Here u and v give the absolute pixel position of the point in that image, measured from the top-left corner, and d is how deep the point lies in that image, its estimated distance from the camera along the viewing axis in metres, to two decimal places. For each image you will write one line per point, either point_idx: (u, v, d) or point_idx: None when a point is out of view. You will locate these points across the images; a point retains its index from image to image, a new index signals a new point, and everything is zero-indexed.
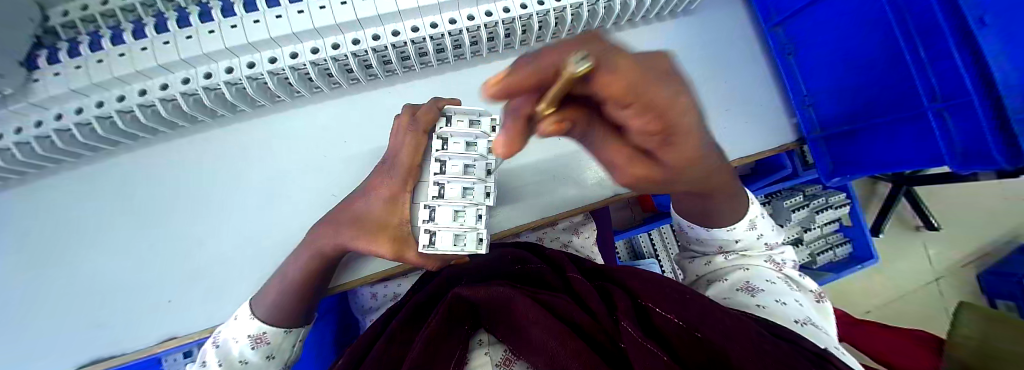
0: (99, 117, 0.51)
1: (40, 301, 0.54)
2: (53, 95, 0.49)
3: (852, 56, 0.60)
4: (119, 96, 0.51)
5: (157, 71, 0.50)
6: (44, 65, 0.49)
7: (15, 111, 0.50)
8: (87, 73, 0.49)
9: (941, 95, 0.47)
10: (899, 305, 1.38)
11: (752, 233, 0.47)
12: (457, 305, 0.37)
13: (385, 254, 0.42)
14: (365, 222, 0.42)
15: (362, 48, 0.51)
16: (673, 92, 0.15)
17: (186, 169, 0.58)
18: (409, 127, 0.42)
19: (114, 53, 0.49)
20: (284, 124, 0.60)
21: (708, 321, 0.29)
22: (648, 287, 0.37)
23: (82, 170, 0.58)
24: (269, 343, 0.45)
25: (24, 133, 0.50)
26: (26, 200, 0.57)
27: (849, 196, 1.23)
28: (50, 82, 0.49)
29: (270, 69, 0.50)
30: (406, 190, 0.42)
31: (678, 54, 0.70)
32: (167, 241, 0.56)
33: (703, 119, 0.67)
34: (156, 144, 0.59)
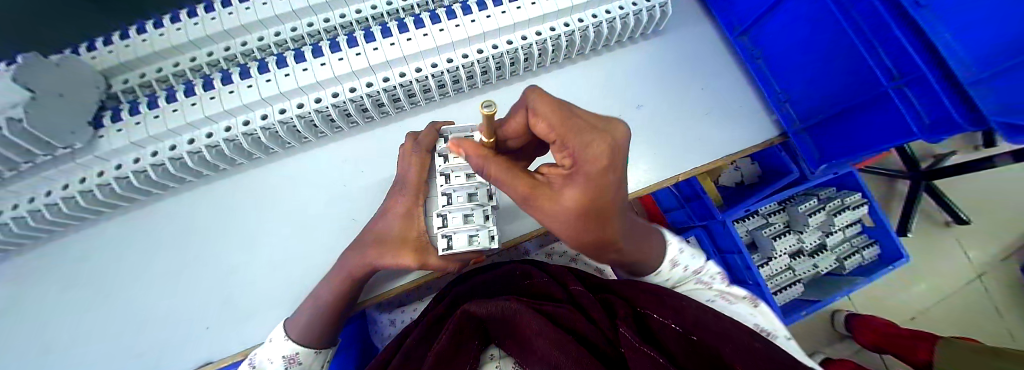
0: (153, 164, 0.58)
1: (84, 337, 0.58)
2: (116, 148, 0.56)
3: (814, 51, 0.63)
4: (171, 144, 0.59)
5: (204, 121, 0.57)
6: (108, 123, 0.57)
7: (82, 163, 0.57)
8: (147, 126, 0.56)
9: (899, 73, 0.50)
10: (945, 307, 1.28)
11: (677, 270, 0.47)
12: (467, 322, 0.38)
13: (409, 264, 0.45)
14: (385, 241, 0.46)
15: (375, 89, 0.57)
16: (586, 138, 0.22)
17: (222, 206, 0.64)
18: (414, 149, 0.47)
19: (167, 109, 0.57)
20: (306, 161, 0.66)
21: (701, 325, 0.32)
22: (643, 294, 0.37)
23: (133, 214, 0.65)
24: (299, 363, 0.51)
25: (87, 183, 0.58)
26: (82, 243, 0.63)
27: (865, 195, 1.18)
28: (114, 137, 0.56)
29: (297, 113, 0.57)
30: (418, 204, 0.46)
31: (665, 69, 0.74)
32: (204, 272, 0.61)
33: (695, 127, 0.70)
34: (199, 186, 0.66)
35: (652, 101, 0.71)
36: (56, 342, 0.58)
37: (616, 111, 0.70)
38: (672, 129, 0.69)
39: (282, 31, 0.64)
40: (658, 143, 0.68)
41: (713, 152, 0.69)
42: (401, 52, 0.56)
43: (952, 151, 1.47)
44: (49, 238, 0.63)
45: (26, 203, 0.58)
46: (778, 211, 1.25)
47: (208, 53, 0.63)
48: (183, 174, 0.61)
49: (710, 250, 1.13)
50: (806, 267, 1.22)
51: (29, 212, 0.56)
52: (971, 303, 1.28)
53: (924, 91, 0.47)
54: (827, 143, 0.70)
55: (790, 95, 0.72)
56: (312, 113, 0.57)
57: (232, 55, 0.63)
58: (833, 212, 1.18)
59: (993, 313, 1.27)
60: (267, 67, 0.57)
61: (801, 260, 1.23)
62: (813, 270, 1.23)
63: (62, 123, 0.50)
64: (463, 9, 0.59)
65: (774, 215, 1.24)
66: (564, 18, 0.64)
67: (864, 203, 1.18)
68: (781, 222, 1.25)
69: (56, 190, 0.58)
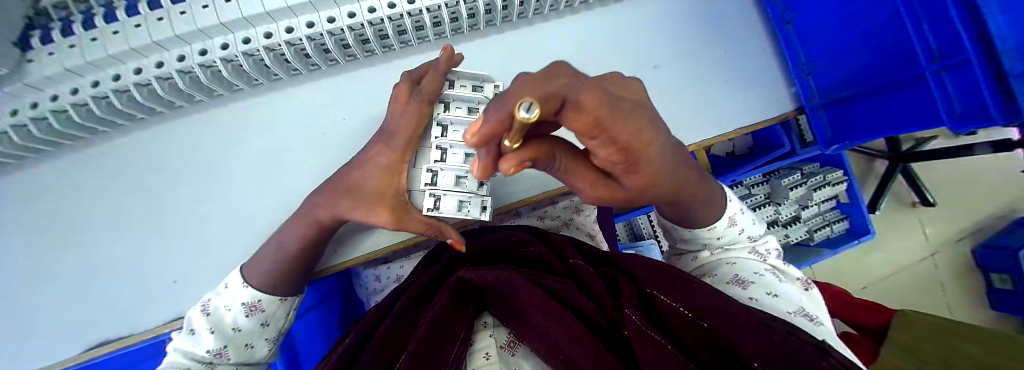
0: (95, 96, 0.49)
1: (47, 285, 0.54)
2: (48, 76, 0.47)
3: (858, 19, 0.57)
4: (93, 81, 0.49)
5: (131, 55, 0.47)
6: (36, 45, 0.46)
7: (11, 92, 0.47)
8: (85, 50, 0.46)
9: (941, 54, 0.46)
10: (894, 280, 1.41)
11: (732, 230, 0.44)
12: (461, 288, 0.37)
13: (384, 223, 0.40)
14: (361, 193, 0.40)
15: (358, 22, 0.48)
16: (636, 127, 0.15)
17: (185, 151, 0.57)
18: (411, 97, 0.40)
19: (107, 31, 0.46)
20: (277, 105, 0.58)
21: (713, 311, 0.28)
22: (656, 276, 0.36)
23: (70, 159, 0.56)
24: (263, 311, 0.44)
25: (19, 115, 0.48)
26: (23, 184, 0.55)
27: (846, 173, 1.22)
28: (43, 63, 0.46)
29: (265, 44, 0.47)
30: (404, 160, 0.41)
31: (693, 25, 0.65)
32: (172, 223, 0.56)
33: (713, 94, 0.65)
34: (141, 132, 0.57)
35: (671, 64, 0.64)
36: (17, 289, 0.54)
37: (630, 72, 0.63)
38: (687, 94, 0.64)
39: None
40: (670, 109, 0.63)
41: (725, 122, 0.65)
42: None
43: (937, 135, 1.50)
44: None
45: None
46: (761, 182, 1.25)
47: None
48: (135, 109, 0.53)
49: None
50: (778, 237, 1.25)
51: None
52: (917, 277, 1.41)
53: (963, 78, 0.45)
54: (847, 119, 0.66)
55: (817, 68, 0.65)
56: (282, 46, 0.48)
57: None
58: (814, 186, 1.21)
59: (935, 286, 1.40)
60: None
61: (775, 230, 1.25)
62: (784, 239, 1.26)
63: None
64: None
65: (757, 186, 1.25)
66: None
67: (843, 180, 1.21)
68: (762, 193, 1.26)
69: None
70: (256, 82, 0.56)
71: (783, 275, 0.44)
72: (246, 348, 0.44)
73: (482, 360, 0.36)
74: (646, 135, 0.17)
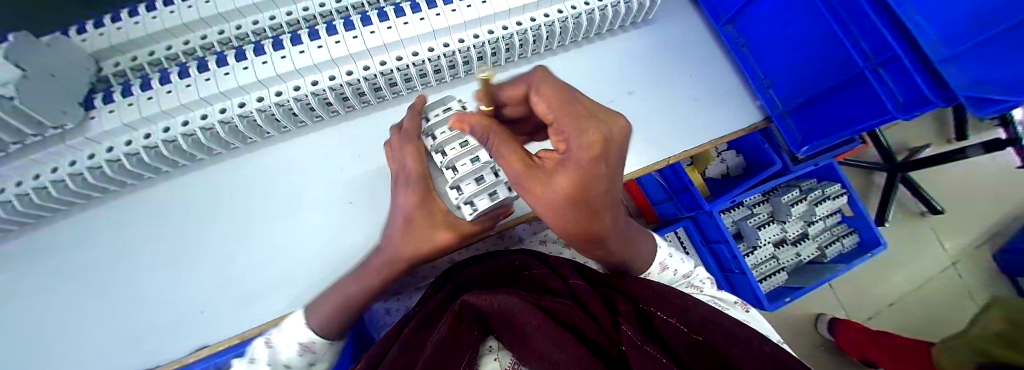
0: (146, 147, 0.53)
1: (64, 332, 0.54)
2: (106, 131, 0.51)
3: (796, 39, 0.63)
4: (146, 133, 0.54)
5: (181, 109, 0.52)
6: (99, 105, 0.52)
7: (72, 145, 0.52)
8: (142, 107, 0.52)
9: (873, 55, 0.51)
10: (921, 293, 1.34)
11: (666, 273, 0.50)
12: (464, 311, 0.37)
13: (449, 241, 0.43)
14: (410, 227, 0.43)
15: (373, 73, 0.54)
16: (581, 124, 0.21)
17: (215, 194, 0.61)
18: (402, 139, 0.45)
19: (162, 91, 0.52)
20: (293, 150, 0.63)
21: (708, 327, 0.31)
22: (651, 293, 0.38)
23: (101, 209, 0.60)
24: (313, 351, 0.46)
25: (75, 165, 0.52)
26: (64, 233, 0.58)
27: (843, 185, 1.22)
28: (105, 120, 0.52)
29: (293, 96, 0.53)
30: (430, 189, 0.43)
31: (670, 56, 0.73)
32: (197, 260, 0.57)
33: (699, 110, 0.70)
34: (177, 177, 0.61)
35: (651, 91, 0.70)
36: (30, 338, 0.54)
37: (611, 97, 0.68)
38: (673, 114, 0.68)
39: (277, 15, 0.60)
40: (655, 130, 0.67)
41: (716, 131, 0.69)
42: (398, 36, 0.54)
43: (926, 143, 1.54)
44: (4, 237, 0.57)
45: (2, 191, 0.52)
46: (762, 201, 1.27)
47: (182, 43, 0.58)
48: (175, 157, 0.57)
49: (698, 239, 1.13)
50: (789, 255, 1.24)
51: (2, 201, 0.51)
52: (945, 288, 1.34)
53: (901, 76, 0.49)
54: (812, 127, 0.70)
55: (775, 82, 0.71)
56: (310, 97, 0.54)
57: (211, 43, 0.58)
58: (814, 202, 1.21)
59: (966, 298, 1.33)
60: (263, 49, 0.54)
61: (785, 249, 1.25)
62: (796, 258, 1.25)
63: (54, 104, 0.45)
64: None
65: (758, 205, 1.26)
66: (559, 5, 0.62)
67: (842, 192, 1.22)
68: (765, 212, 1.26)
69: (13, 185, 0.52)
70: (280, 130, 0.62)
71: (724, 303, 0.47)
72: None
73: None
74: (607, 130, 0.21)
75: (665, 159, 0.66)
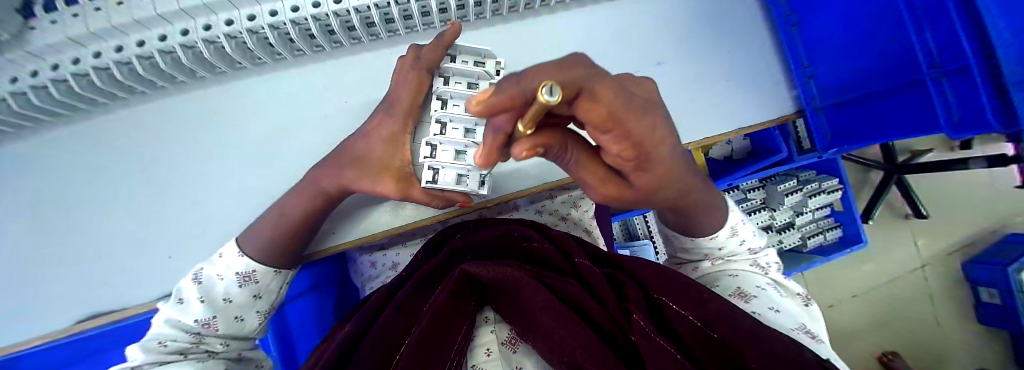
0: (96, 67, 0.46)
1: (45, 257, 0.53)
2: (48, 44, 0.44)
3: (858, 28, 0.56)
4: (94, 52, 0.46)
5: (134, 26, 0.44)
6: (38, 13, 0.44)
7: (11, 60, 0.44)
8: (88, 19, 0.43)
9: (940, 62, 0.46)
10: (883, 290, 1.43)
11: (734, 240, 0.44)
12: (462, 281, 0.37)
13: (390, 193, 0.40)
14: (366, 165, 0.39)
15: (363, 4, 0.46)
16: (649, 122, 0.15)
17: (184, 130, 0.54)
18: (411, 64, 0.39)
19: (109, 1, 0.44)
20: (271, 87, 0.55)
21: (724, 321, 0.28)
22: (660, 278, 0.36)
23: (59, 133, 0.54)
24: (257, 282, 0.42)
25: (18, 83, 0.45)
26: (23, 156, 0.53)
27: (841, 180, 1.22)
28: (46, 32, 0.44)
29: (269, 22, 0.45)
30: (407, 131, 0.40)
31: (716, 23, 0.62)
32: (168, 201, 0.54)
33: (734, 93, 0.62)
34: (139, 105, 0.54)
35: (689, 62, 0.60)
36: (10, 258, 0.52)
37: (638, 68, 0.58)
38: (709, 97, 0.60)
39: None
40: (689, 109, 0.60)
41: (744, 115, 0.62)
42: None
43: (932, 149, 1.52)
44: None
45: None
46: (757, 188, 1.25)
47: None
48: (136, 82, 0.50)
49: None
50: (773, 242, 1.26)
51: None
52: (906, 288, 1.43)
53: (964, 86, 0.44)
54: (848, 123, 0.65)
55: (818, 71, 0.63)
56: (287, 25, 0.46)
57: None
58: (809, 194, 1.21)
59: (922, 297, 1.43)
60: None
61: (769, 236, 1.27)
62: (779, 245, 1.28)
63: None
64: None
65: (753, 192, 1.25)
66: None
67: (839, 188, 1.21)
68: (758, 199, 1.27)
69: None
70: (255, 63, 0.54)
71: (784, 291, 0.43)
72: (236, 321, 0.41)
73: (483, 356, 0.35)
74: (659, 133, 0.16)
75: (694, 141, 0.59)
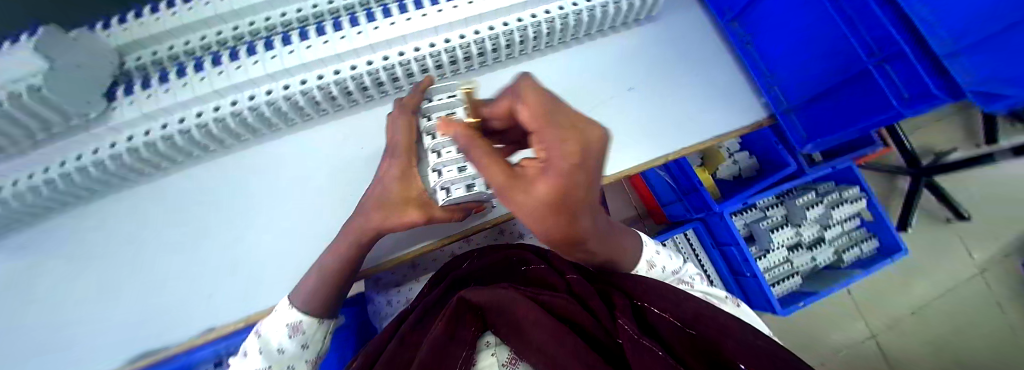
0: (163, 137, 0.52)
1: (87, 313, 0.55)
2: (128, 120, 0.51)
3: (799, 36, 0.58)
4: (163, 124, 0.53)
5: (195, 101, 0.52)
6: (119, 96, 0.52)
7: (94, 134, 0.52)
8: (159, 99, 0.51)
9: (878, 49, 0.47)
10: (946, 303, 1.29)
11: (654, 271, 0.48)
12: (461, 306, 0.38)
13: (417, 220, 0.42)
14: (385, 203, 0.43)
15: (374, 68, 0.54)
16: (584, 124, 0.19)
17: (227, 184, 0.61)
18: (399, 113, 0.46)
19: (178, 83, 0.52)
20: (301, 143, 0.63)
21: (703, 320, 0.32)
22: (647, 287, 0.38)
23: (122, 197, 0.60)
24: (303, 333, 0.45)
25: (96, 154, 0.51)
26: (83, 221, 0.59)
27: (862, 188, 1.16)
28: (126, 111, 0.51)
29: (300, 89, 0.53)
30: (412, 165, 0.44)
31: (691, 51, 0.69)
32: (210, 247, 0.58)
33: (717, 104, 0.66)
34: (190, 167, 0.62)
35: (666, 85, 0.65)
36: (57, 318, 0.55)
37: (611, 94, 0.64)
38: (700, 114, 0.64)
39: (272, 16, 0.57)
40: (678, 126, 0.63)
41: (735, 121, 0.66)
42: (400, 32, 0.53)
43: (955, 147, 1.46)
44: (28, 221, 0.58)
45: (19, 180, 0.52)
46: (775, 205, 1.21)
47: (201, 37, 0.55)
48: (192, 146, 0.57)
49: (708, 243, 1.13)
50: (805, 260, 1.18)
51: (18, 191, 0.51)
52: (971, 298, 1.29)
53: (906, 69, 0.45)
54: (815, 123, 0.65)
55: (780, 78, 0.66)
56: (314, 91, 0.53)
57: (226, 38, 0.56)
58: (830, 206, 1.15)
59: (992, 308, 1.28)
60: (273, 44, 0.53)
61: (800, 253, 1.18)
62: (811, 263, 1.19)
63: (80, 92, 0.46)
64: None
65: (772, 208, 1.20)
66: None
67: (861, 196, 1.16)
68: (779, 215, 1.20)
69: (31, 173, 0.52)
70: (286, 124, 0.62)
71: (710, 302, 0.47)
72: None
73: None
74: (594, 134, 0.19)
75: (674, 152, 0.62)
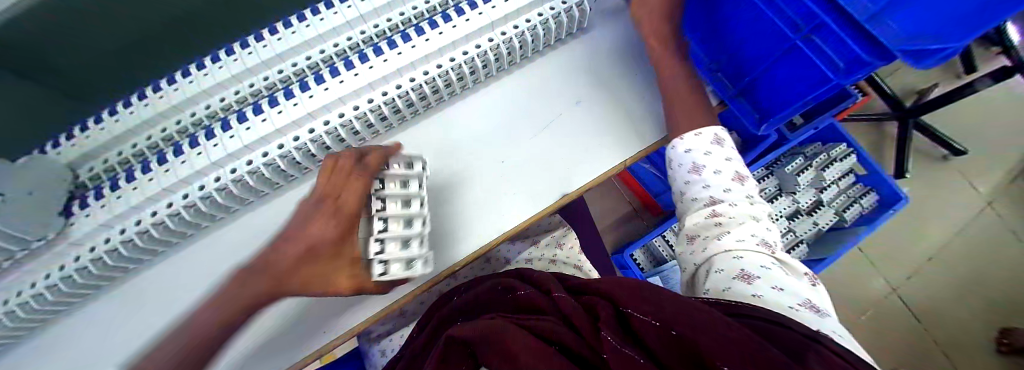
0: (126, 239, 0.53)
1: None
2: (86, 232, 0.52)
3: (729, 20, 0.59)
4: (122, 228, 0.53)
5: (163, 194, 0.53)
6: (77, 209, 0.52)
7: (60, 251, 0.52)
8: (113, 206, 0.52)
9: (801, 23, 0.48)
10: (961, 242, 1.26)
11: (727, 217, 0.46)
12: (450, 342, 0.42)
13: (345, 288, 0.42)
14: (314, 254, 0.41)
15: (332, 127, 0.55)
16: None
17: (198, 272, 0.59)
18: (335, 174, 0.44)
19: (143, 180, 0.53)
20: (269, 215, 0.63)
21: (680, 319, 0.30)
22: (627, 293, 0.39)
23: (95, 308, 0.58)
24: None
25: (64, 269, 0.52)
26: (45, 343, 0.56)
27: (850, 145, 1.17)
28: (86, 224, 0.52)
29: (264, 162, 0.54)
30: (353, 231, 0.44)
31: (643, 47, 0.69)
32: None
33: None
34: (158, 264, 0.60)
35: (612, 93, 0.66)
36: None
37: (560, 110, 0.64)
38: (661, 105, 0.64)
39: (228, 95, 0.58)
40: (634, 127, 0.64)
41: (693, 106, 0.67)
42: (351, 88, 0.53)
43: (934, 85, 1.46)
44: None
45: None
46: (766, 176, 1.19)
47: (165, 128, 0.58)
48: (167, 237, 0.57)
49: None
50: (807, 226, 1.15)
51: None
52: (983, 232, 1.26)
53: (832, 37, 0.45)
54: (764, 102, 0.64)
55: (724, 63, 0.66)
56: (278, 160, 0.54)
57: (190, 124, 0.58)
58: (821, 167, 1.16)
59: (1001, 239, 1.26)
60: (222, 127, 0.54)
61: (801, 220, 1.15)
62: (814, 228, 1.15)
63: (33, 216, 0.46)
64: (416, 29, 0.55)
65: (764, 180, 1.18)
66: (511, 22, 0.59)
67: (850, 152, 1.17)
68: (772, 186, 1.18)
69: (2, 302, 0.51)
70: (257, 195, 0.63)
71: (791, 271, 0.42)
72: None
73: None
74: None
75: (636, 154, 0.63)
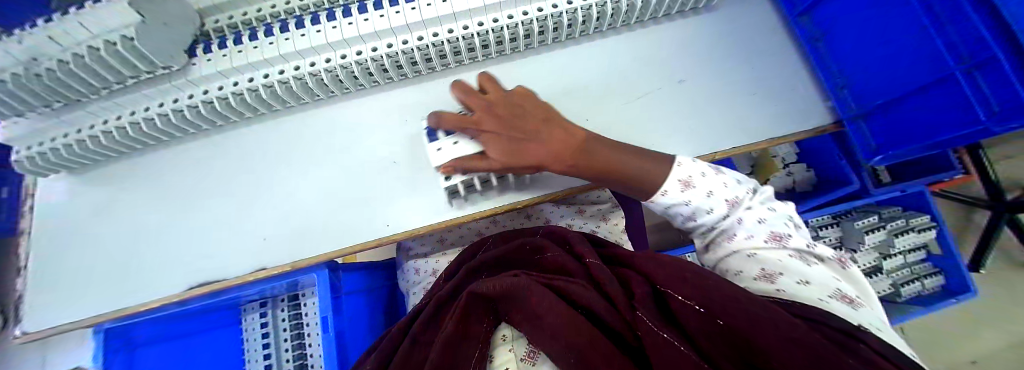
0: (234, 93, 0.55)
1: (157, 245, 0.61)
2: (204, 76, 0.55)
3: (881, 33, 0.51)
4: (234, 82, 0.56)
5: (262, 64, 0.54)
6: (199, 53, 0.55)
7: (176, 85, 0.56)
8: (220, 62, 0.54)
9: (966, 55, 0.40)
10: (1018, 359, 1.13)
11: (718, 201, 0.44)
12: (473, 300, 0.37)
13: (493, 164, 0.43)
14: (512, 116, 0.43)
15: (425, 44, 0.53)
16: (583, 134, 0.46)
17: (279, 143, 0.63)
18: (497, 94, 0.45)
19: (250, 46, 0.54)
20: (349, 111, 0.63)
21: (731, 311, 0.26)
22: (667, 272, 0.35)
23: (195, 146, 0.64)
24: None
25: (178, 102, 0.56)
26: (157, 163, 0.64)
27: (934, 218, 1.03)
28: (203, 67, 0.55)
29: (356, 60, 0.53)
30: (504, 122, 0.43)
31: (756, 47, 0.63)
32: (265, 201, 0.61)
33: (784, 106, 0.61)
34: (254, 124, 0.64)
35: (717, 79, 0.61)
36: (134, 249, 0.61)
37: (651, 88, 0.61)
38: (761, 115, 0.60)
39: None
40: (732, 130, 0.59)
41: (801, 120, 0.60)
42: (453, 9, 0.52)
43: None
44: (117, 158, 0.64)
45: (102, 123, 0.57)
46: (829, 225, 1.10)
47: (257, 9, 0.58)
48: (257, 105, 0.59)
49: None
50: None
51: (103, 132, 0.56)
52: None
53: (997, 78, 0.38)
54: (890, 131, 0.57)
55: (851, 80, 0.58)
56: (353, 65, 0.54)
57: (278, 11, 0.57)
58: (893, 233, 1.04)
59: None
60: (335, 15, 0.54)
61: None
62: None
63: (162, 45, 0.49)
64: None
65: (824, 228, 1.10)
66: None
67: (931, 226, 1.03)
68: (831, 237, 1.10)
69: (124, 115, 0.57)
70: (328, 95, 0.62)
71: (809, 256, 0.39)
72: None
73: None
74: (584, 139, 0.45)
75: (722, 149, 0.58)
